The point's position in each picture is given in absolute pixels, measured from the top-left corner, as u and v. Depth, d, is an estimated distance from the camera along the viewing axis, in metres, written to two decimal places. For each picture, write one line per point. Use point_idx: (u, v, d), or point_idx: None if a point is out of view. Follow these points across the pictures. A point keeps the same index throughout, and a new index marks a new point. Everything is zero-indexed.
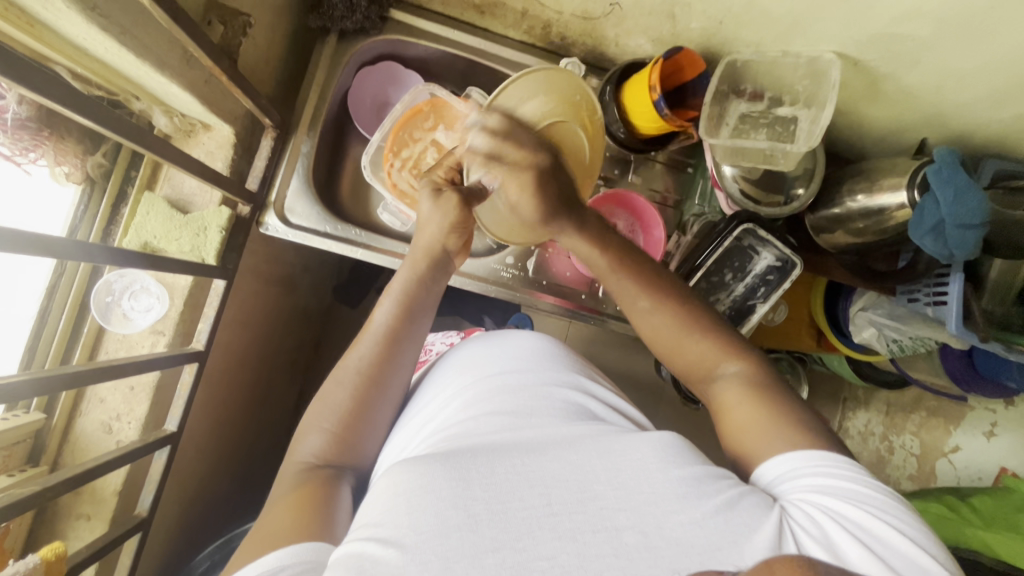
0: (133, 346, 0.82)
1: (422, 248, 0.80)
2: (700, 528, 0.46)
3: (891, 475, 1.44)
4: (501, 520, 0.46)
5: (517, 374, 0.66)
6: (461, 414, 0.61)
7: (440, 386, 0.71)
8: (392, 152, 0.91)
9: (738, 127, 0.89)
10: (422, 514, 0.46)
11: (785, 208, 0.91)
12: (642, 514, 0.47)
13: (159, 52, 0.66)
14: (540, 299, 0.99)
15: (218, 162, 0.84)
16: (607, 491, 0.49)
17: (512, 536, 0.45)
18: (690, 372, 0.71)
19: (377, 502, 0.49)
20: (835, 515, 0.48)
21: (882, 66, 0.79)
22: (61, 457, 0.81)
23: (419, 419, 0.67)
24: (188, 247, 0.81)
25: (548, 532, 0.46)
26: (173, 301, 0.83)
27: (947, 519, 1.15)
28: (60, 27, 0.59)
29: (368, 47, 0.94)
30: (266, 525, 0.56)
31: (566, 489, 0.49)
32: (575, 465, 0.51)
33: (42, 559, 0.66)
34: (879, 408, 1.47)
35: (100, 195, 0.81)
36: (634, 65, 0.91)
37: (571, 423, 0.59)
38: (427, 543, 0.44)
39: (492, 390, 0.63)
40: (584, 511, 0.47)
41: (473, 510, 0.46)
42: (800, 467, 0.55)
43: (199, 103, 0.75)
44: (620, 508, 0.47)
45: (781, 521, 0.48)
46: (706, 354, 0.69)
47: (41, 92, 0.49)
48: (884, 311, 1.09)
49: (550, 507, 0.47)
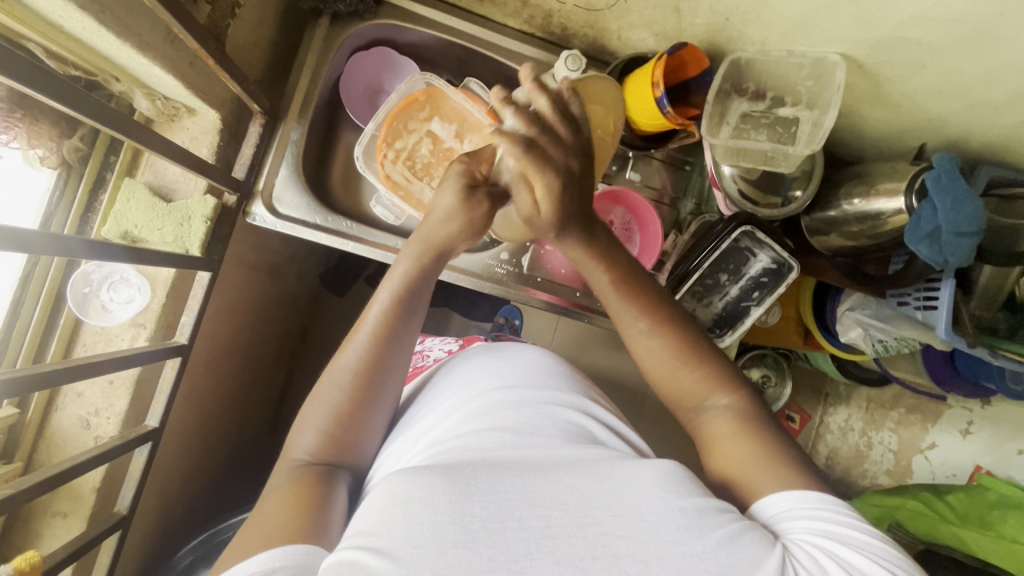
0: (112, 339, 0.79)
1: (427, 241, 0.72)
2: (702, 562, 0.44)
3: (867, 470, 1.47)
4: (499, 540, 0.44)
5: (518, 394, 0.65)
6: (460, 431, 0.59)
7: (441, 400, 0.70)
8: (385, 142, 0.87)
9: (739, 127, 0.89)
10: (418, 527, 0.44)
11: (782, 210, 0.91)
12: (643, 543, 0.45)
13: (141, 32, 0.63)
14: (533, 295, 0.97)
15: (203, 149, 0.80)
16: (608, 517, 0.46)
17: (510, 557, 0.43)
18: (680, 398, 0.70)
19: (373, 514, 0.48)
20: (835, 557, 0.48)
21: (886, 70, 0.78)
22: (36, 454, 0.78)
23: (413, 433, 0.66)
24: (172, 237, 0.78)
25: (546, 554, 0.43)
26: (155, 293, 0.80)
27: (923, 516, 1.18)
28: (35, 4, 0.56)
29: (361, 32, 0.91)
30: (256, 524, 0.54)
31: (568, 511, 0.47)
32: (577, 487, 0.49)
33: (15, 567, 0.63)
34: (859, 404, 1.51)
35: (76, 181, 0.77)
36: (635, 61, 0.90)
37: (571, 446, 0.57)
38: (423, 558, 0.42)
39: (491, 406, 0.62)
40: (584, 536, 0.45)
41: (470, 527, 0.44)
42: (801, 507, 0.54)
43: (184, 87, 0.71)
44: (621, 535, 0.45)
45: (787, 560, 0.47)
46: (696, 385, 0.69)
47: (13, 74, 0.46)
48: (871, 312, 1.10)
49: (549, 529, 0.45)
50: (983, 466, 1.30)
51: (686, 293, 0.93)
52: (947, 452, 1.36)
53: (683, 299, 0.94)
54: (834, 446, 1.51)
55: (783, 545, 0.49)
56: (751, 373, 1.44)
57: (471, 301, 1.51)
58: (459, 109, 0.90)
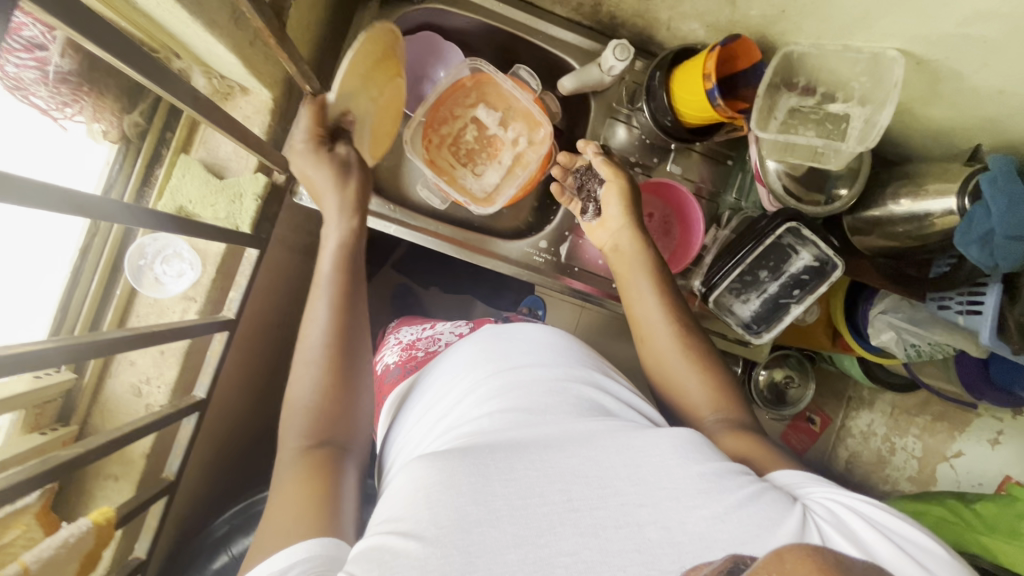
0: (164, 311, 0.81)
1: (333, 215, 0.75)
2: (724, 523, 0.47)
3: (890, 476, 1.45)
4: (522, 516, 0.46)
5: (530, 370, 0.65)
6: (475, 413, 0.60)
7: (455, 375, 0.70)
8: (432, 127, 0.89)
9: (787, 122, 0.87)
10: (441, 509, 0.46)
11: (825, 208, 0.89)
12: (663, 509, 0.48)
13: (212, 12, 0.63)
14: (567, 283, 0.96)
15: (255, 127, 0.82)
16: (627, 486, 0.49)
17: (534, 531, 0.45)
18: (684, 405, 0.72)
19: (400, 496, 0.49)
20: (851, 508, 0.51)
21: (946, 68, 0.76)
22: (92, 418, 0.80)
23: (431, 411, 0.68)
24: (224, 214, 0.79)
25: (570, 527, 0.46)
26: (206, 268, 0.82)
27: (949, 522, 1.16)
28: None
29: (409, 16, 0.91)
30: (274, 509, 0.53)
31: (587, 484, 0.49)
32: (595, 461, 0.51)
33: (94, 522, 0.68)
34: (883, 409, 1.48)
35: (135, 155, 0.79)
36: (685, 51, 0.88)
37: (584, 420, 0.58)
38: (449, 537, 0.44)
39: (504, 386, 0.62)
40: (605, 506, 0.48)
41: (493, 506, 0.47)
42: (814, 477, 0.56)
43: (243, 65, 0.72)
44: (641, 504, 0.48)
45: (808, 516, 0.49)
46: (706, 396, 0.70)
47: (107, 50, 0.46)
48: (905, 315, 1.09)
49: (570, 503, 0.48)
50: (1013, 477, 1.25)
51: (723, 290, 0.93)
52: (974, 462, 1.32)
53: (720, 294, 0.93)
54: (855, 449, 1.51)
55: (804, 504, 0.51)
56: (774, 373, 1.42)
57: (496, 290, 1.52)
58: (506, 96, 0.90)
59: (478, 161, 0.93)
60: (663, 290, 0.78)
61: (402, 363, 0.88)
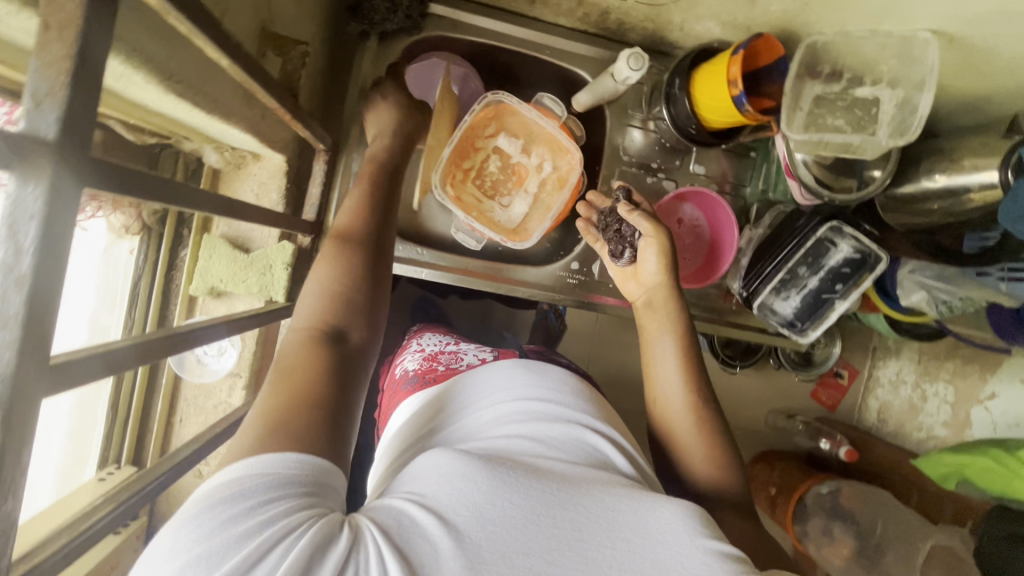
0: (211, 391, 0.84)
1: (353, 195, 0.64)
2: None
3: (923, 422, 1.36)
4: (532, 528, 0.41)
5: (554, 382, 0.58)
6: (496, 424, 0.54)
7: (472, 382, 0.63)
8: (456, 163, 0.87)
9: (813, 112, 0.82)
10: (461, 500, 0.41)
11: (859, 194, 0.84)
12: (666, 568, 0.42)
13: (228, 103, 0.61)
14: (599, 301, 0.95)
15: (272, 193, 0.79)
16: (634, 536, 0.43)
17: (543, 547, 0.40)
18: (680, 456, 0.65)
19: (421, 475, 0.45)
20: None
21: (979, 43, 0.73)
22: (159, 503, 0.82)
23: (438, 404, 0.61)
24: (256, 287, 0.78)
25: (574, 554, 0.41)
26: (245, 344, 0.83)
27: (991, 471, 1.02)
28: (129, 95, 0.53)
29: (409, 47, 0.87)
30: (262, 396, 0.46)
31: (598, 517, 0.43)
32: (609, 497, 0.45)
33: None
34: (911, 356, 1.41)
35: (158, 241, 0.78)
36: (700, 52, 0.84)
37: (599, 463, 0.52)
38: (469, 530, 0.40)
39: (534, 398, 0.56)
40: (611, 547, 0.42)
41: (509, 510, 0.41)
42: None
43: (255, 139, 0.69)
44: (645, 556, 0.42)
45: None
46: (708, 464, 0.64)
47: (162, 198, 0.43)
48: (935, 273, 1.02)
49: (579, 532, 0.42)
50: None
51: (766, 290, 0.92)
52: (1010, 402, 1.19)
53: (763, 295, 0.93)
54: (885, 400, 1.46)
55: None
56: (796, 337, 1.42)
57: None
58: (526, 122, 0.88)
59: (504, 192, 0.91)
60: (684, 343, 0.70)
61: (420, 372, 0.77)
